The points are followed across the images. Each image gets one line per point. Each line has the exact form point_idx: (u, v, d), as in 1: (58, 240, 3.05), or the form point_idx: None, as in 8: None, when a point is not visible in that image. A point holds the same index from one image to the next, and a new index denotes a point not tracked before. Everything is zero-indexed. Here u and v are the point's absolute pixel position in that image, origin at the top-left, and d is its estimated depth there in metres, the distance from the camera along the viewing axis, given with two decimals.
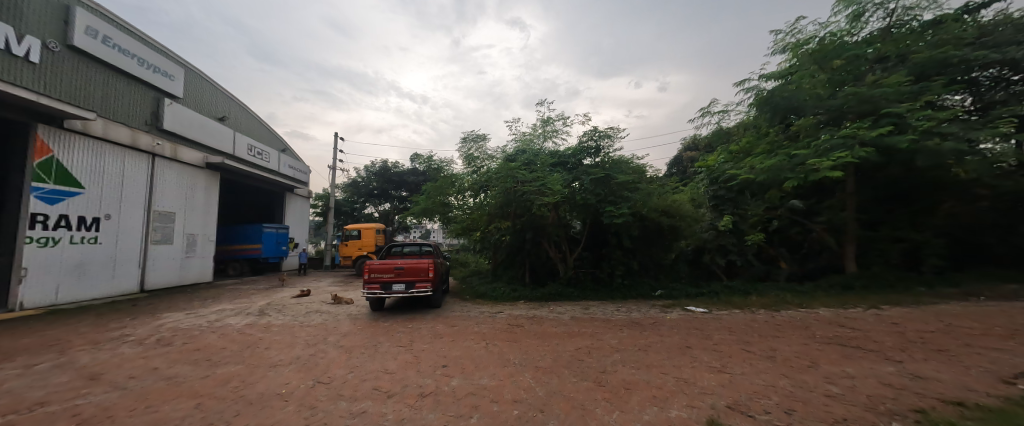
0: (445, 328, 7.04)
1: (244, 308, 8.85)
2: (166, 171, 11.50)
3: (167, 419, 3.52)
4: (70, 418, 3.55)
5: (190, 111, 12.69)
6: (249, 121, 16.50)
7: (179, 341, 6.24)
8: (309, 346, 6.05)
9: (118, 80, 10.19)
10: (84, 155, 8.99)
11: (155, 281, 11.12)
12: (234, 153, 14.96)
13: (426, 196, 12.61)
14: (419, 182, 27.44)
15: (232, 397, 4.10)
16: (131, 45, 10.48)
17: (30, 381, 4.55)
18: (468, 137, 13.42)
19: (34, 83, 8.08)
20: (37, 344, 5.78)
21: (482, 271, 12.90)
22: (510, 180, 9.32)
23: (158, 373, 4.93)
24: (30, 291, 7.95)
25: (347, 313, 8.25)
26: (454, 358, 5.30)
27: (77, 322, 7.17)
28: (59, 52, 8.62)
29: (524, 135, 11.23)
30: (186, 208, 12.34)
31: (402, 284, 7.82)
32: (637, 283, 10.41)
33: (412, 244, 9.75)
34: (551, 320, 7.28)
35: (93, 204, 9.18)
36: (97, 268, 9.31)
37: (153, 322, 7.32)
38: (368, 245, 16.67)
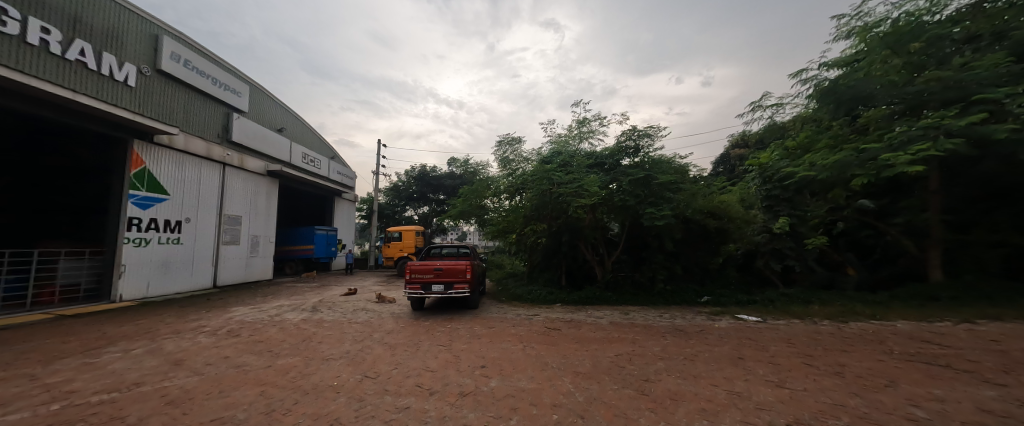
0: (483, 329, 7.14)
1: (300, 304, 9.59)
2: (234, 178, 12.74)
3: (237, 404, 3.89)
4: (160, 398, 4.03)
5: (254, 123, 13.97)
6: (303, 132, 17.87)
7: (246, 333, 6.88)
8: (357, 342, 6.41)
9: (197, 99, 11.50)
10: (170, 165, 10.22)
11: (225, 278, 12.34)
12: (290, 161, 16.23)
13: (462, 199, 13.00)
14: (456, 185, 28.22)
15: (291, 386, 4.44)
16: (206, 67, 11.77)
17: (128, 364, 5.23)
18: (503, 140, 13.63)
19: (130, 103, 9.34)
20: (134, 331, 6.65)
21: (518, 273, 12.95)
22: (546, 182, 9.31)
23: (229, 361, 5.46)
24: (128, 285, 9.18)
25: (391, 312, 8.65)
26: (492, 359, 5.37)
27: (164, 313, 8.14)
28: (151, 76, 9.92)
29: (561, 137, 11.18)
30: (251, 212, 13.58)
31: (441, 284, 8.04)
32: (681, 289, 9.90)
33: (451, 246, 10.02)
34: (589, 325, 7.12)
35: (176, 208, 10.40)
36: (179, 265, 10.52)
37: (224, 315, 8.14)
38: (409, 247, 17.36)
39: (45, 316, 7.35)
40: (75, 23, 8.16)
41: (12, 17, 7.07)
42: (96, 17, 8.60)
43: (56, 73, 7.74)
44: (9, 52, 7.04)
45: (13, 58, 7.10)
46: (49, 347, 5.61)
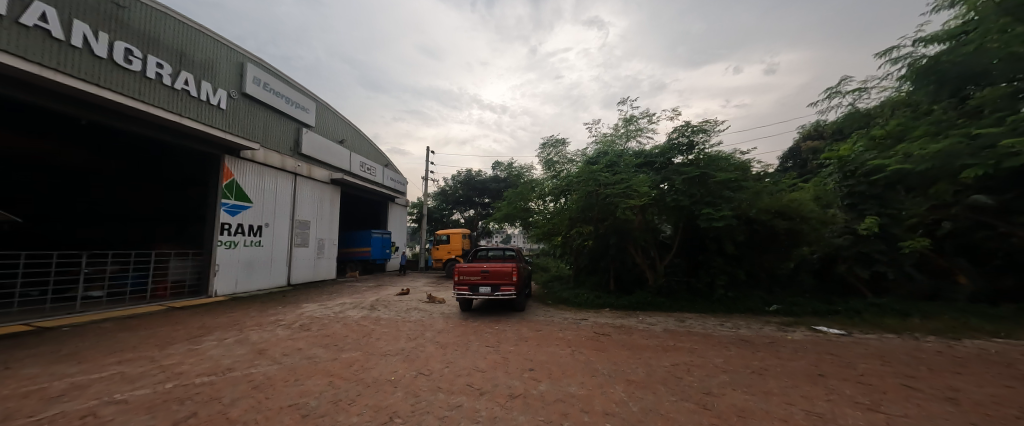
0: (530, 332, 7.14)
1: (360, 302, 10.34)
2: (304, 187, 14.09)
3: (310, 392, 4.28)
4: (248, 383, 4.58)
5: (320, 137, 15.38)
6: (361, 142, 19.29)
7: (315, 327, 7.56)
8: (411, 340, 6.76)
9: (275, 117, 12.95)
10: (252, 177, 11.60)
11: (296, 277, 13.65)
12: (350, 170, 17.58)
13: (507, 202, 13.31)
14: (500, 189, 28.71)
15: (355, 379, 4.80)
16: (281, 88, 13.23)
17: (221, 351, 6.00)
18: (547, 143, 13.62)
19: (221, 123, 10.78)
20: (226, 323, 7.62)
21: (564, 277, 12.73)
22: (593, 184, 9.11)
23: (301, 353, 6.03)
24: (220, 282, 10.53)
25: (441, 312, 8.99)
26: (540, 362, 5.35)
27: (249, 307, 9.21)
28: (238, 99, 11.40)
29: (607, 136, 10.89)
30: (317, 217, 14.93)
31: (488, 286, 8.19)
32: (744, 296, 9.10)
33: (496, 248, 10.13)
34: (642, 331, 6.80)
35: (258, 215, 11.74)
36: (260, 265, 11.86)
37: (296, 310, 9.03)
38: (457, 249, 17.94)
39: (160, 308, 8.68)
40: (181, 57, 9.64)
41: (138, 57, 8.55)
42: (196, 51, 10.09)
43: (166, 100, 9.18)
44: (135, 86, 8.50)
45: (137, 90, 8.55)
46: (163, 334, 6.62)
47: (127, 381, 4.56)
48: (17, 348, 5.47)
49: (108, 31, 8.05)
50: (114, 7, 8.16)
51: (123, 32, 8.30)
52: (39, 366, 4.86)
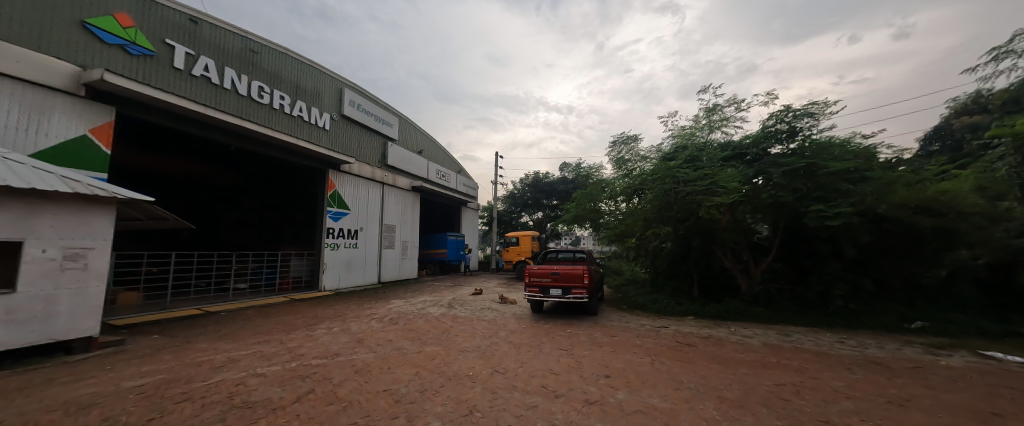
0: (604, 337, 6.88)
1: (438, 300, 11.10)
2: (390, 195, 15.67)
3: (400, 380, 4.73)
4: (351, 367, 5.25)
5: (403, 148, 16.96)
6: (438, 152, 20.75)
7: (402, 321, 8.34)
8: (486, 338, 7.04)
9: (367, 133, 14.70)
10: (349, 187, 13.27)
11: (385, 276, 15.20)
12: (428, 178, 19.02)
13: (576, 203, 13.11)
14: (569, 190, 28.39)
15: (438, 371, 5.17)
16: (371, 107, 14.98)
17: (330, 338, 6.99)
18: (617, 140, 13.06)
19: (326, 142, 12.61)
20: (332, 314, 8.83)
21: (639, 281, 11.96)
22: (672, 181, 8.47)
23: (391, 344, 6.70)
24: (327, 278, 12.20)
25: (513, 312, 9.21)
26: (617, 369, 5.12)
27: (349, 301, 10.54)
28: (338, 120, 13.23)
29: (685, 129, 10.05)
30: (401, 222, 16.46)
31: (559, 288, 8.09)
32: (873, 309, 7.51)
33: (566, 250, 9.99)
34: (734, 344, 6.07)
35: (354, 220, 13.38)
36: (356, 264, 13.47)
37: (386, 305, 10.06)
38: (526, 251, 18.19)
39: (284, 299, 10.43)
40: (296, 89, 11.57)
41: (266, 92, 10.50)
42: (308, 82, 12.00)
43: (285, 126, 11.10)
44: (264, 115, 10.44)
45: (266, 119, 10.48)
46: (288, 321, 7.94)
47: (264, 358, 5.58)
48: (194, 327, 7.08)
49: (248, 73, 10.05)
50: (250, 53, 10.16)
51: (257, 73, 10.29)
52: (207, 341, 6.22)
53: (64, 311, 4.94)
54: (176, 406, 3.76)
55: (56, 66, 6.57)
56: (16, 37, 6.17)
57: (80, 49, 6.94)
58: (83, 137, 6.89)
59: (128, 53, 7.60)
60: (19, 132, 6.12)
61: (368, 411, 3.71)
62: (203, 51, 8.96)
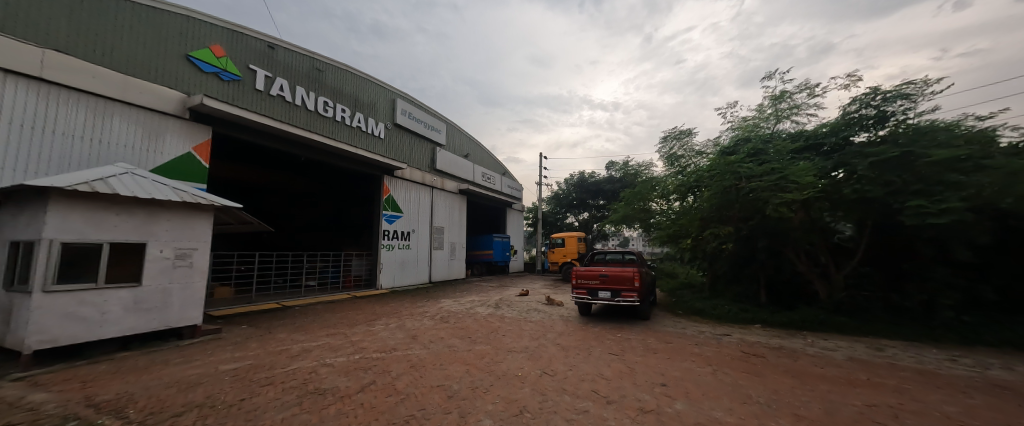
0: (659, 343, 6.53)
1: (486, 300, 11.33)
2: (438, 198, 16.33)
3: (452, 376, 4.89)
4: (407, 362, 5.54)
5: (450, 153, 17.59)
6: (483, 155, 21.24)
7: (452, 320, 8.63)
8: (534, 340, 7.04)
9: (418, 140, 15.50)
10: (402, 191, 14.07)
11: (435, 276, 15.83)
12: (474, 180, 19.52)
13: (625, 203, 12.71)
14: (616, 189, 27.45)
15: (488, 370, 5.27)
16: (421, 115, 15.76)
17: (388, 333, 7.45)
18: (669, 135, 12.38)
19: (381, 149, 13.50)
20: (389, 311, 9.39)
21: (697, 285, 11.17)
22: (733, 177, 7.87)
23: (443, 342, 6.96)
24: (383, 277, 13.01)
25: (560, 314, 9.10)
26: (674, 378, 4.84)
27: (403, 300, 11.16)
28: (391, 129, 14.11)
29: (747, 120, 9.26)
30: (449, 224, 17.06)
31: (608, 291, 7.84)
32: (996, 323, 6.27)
33: (615, 251, 9.66)
34: (812, 357, 5.44)
35: (406, 222, 14.12)
36: (408, 264, 14.20)
37: (437, 304, 10.48)
38: (573, 252, 17.89)
39: (346, 296, 11.31)
40: (356, 102, 12.55)
41: (330, 106, 11.52)
42: (365, 95, 12.97)
43: (347, 136, 12.09)
44: (328, 128, 11.47)
45: (330, 131, 11.50)
46: (350, 317, 8.59)
47: (331, 350, 6.09)
48: (273, 319, 7.93)
49: (315, 90, 11.12)
50: (317, 72, 11.23)
51: (322, 89, 11.33)
52: (285, 332, 6.94)
53: (176, 302, 5.82)
54: (261, 389, 4.24)
55: (168, 94, 7.76)
56: (140, 72, 7.43)
57: (186, 79, 8.15)
58: (188, 154, 8.07)
59: (220, 79, 8.79)
60: (143, 152, 7.35)
61: (423, 404, 3.88)
62: (278, 73, 10.07)
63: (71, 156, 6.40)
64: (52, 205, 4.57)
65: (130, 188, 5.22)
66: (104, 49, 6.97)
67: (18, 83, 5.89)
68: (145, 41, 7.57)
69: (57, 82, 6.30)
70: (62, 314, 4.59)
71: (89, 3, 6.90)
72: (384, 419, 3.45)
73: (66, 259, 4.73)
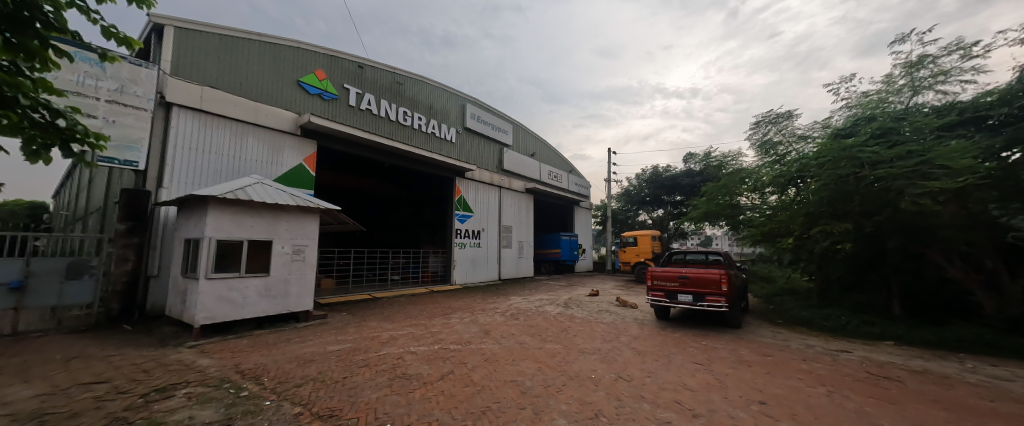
0: (753, 355, 5.78)
1: (555, 299, 11.28)
2: (506, 197, 16.74)
3: (524, 373, 4.94)
4: (482, 355, 5.78)
5: (517, 153, 17.85)
6: (550, 153, 21.13)
7: (522, 317, 8.75)
8: (606, 342, 6.78)
9: (486, 142, 16.05)
10: (472, 192, 14.75)
11: (504, 273, 16.27)
12: (540, 179, 19.54)
13: (708, 198, 11.71)
14: (695, 184, 25.04)
15: (560, 369, 5.23)
16: (488, 117, 16.30)
17: (463, 327, 7.85)
18: (762, 120, 10.90)
19: (453, 153, 14.30)
20: (462, 306, 9.90)
21: (801, 291, 9.64)
22: (853, 165, 6.64)
23: (514, 338, 7.10)
24: (456, 273, 13.77)
25: (635, 317, 8.62)
26: (774, 396, 4.23)
27: (476, 295, 11.68)
28: (462, 133, 14.86)
29: (869, 95, 7.70)
30: (517, 223, 17.38)
31: (689, 294, 7.19)
32: None
33: (696, 251, 8.80)
34: (972, 386, 4.30)
35: (476, 221, 14.74)
36: (479, 261, 14.83)
37: (507, 301, 10.76)
38: (646, 252, 16.83)
39: (424, 290, 12.22)
40: (430, 110, 13.49)
41: (409, 115, 12.55)
42: (439, 103, 13.85)
43: (424, 143, 13.07)
44: (408, 136, 12.52)
45: (409, 138, 12.54)
46: (429, 309, 9.27)
47: (414, 339, 6.63)
48: (366, 309, 8.91)
49: (396, 102, 12.23)
50: (397, 85, 12.33)
51: (401, 101, 12.40)
52: (376, 321, 7.76)
53: (293, 291, 6.86)
54: (358, 369, 4.79)
55: (285, 116, 9.23)
56: (266, 99, 8.97)
57: (299, 102, 9.63)
58: (299, 165, 9.49)
59: (323, 99, 10.18)
60: (268, 165, 8.86)
61: (498, 398, 3.99)
62: (367, 89, 11.30)
63: (220, 172, 8.03)
64: (210, 210, 5.79)
65: (259, 194, 6.33)
66: (242, 83, 8.58)
67: (186, 116, 7.57)
68: (269, 72, 9.11)
69: (211, 112, 7.94)
70: (217, 298, 5.80)
71: (231, 46, 8.54)
72: (463, 408, 3.63)
73: (219, 254, 5.94)
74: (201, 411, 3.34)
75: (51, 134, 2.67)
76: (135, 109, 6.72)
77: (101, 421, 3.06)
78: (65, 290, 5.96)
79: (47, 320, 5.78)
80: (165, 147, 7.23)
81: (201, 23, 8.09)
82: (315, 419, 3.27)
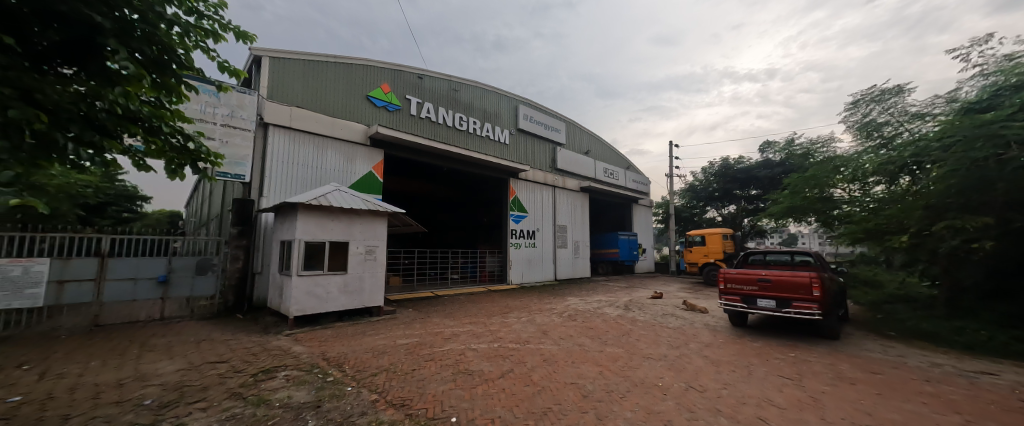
0: (857, 372, 4.96)
1: (614, 301, 10.85)
2: (561, 197, 16.56)
3: (585, 376, 4.81)
4: (541, 356, 5.75)
5: (570, 151, 17.53)
6: (606, 150, 20.39)
7: (580, 319, 8.54)
8: (673, 348, 6.33)
9: (539, 142, 16.02)
10: (526, 192, 14.84)
11: (560, 274, 16.08)
12: (595, 177, 18.97)
13: (793, 191, 10.54)
14: (774, 176, 22.39)
15: (623, 374, 5.00)
16: (540, 116, 16.24)
17: (520, 326, 7.91)
18: (863, 98, 9.32)
19: (507, 154, 14.52)
20: (519, 306, 9.98)
21: (921, 299, 8.05)
22: (994, 145, 5.38)
23: (572, 340, 6.97)
24: (513, 273, 13.94)
25: (705, 323, 7.94)
26: (889, 422, 3.58)
27: (532, 295, 11.72)
28: (514, 134, 15.02)
29: (1016, 58, 6.18)
30: (573, 222, 17.08)
31: (771, 300, 6.42)
32: None
33: (779, 251, 7.84)
34: None
35: (530, 221, 14.79)
36: (534, 261, 14.85)
37: (564, 301, 10.60)
38: (717, 252, 15.44)
39: (482, 289, 12.58)
40: (484, 113, 13.84)
41: (464, 120, 13.02)
42: (492, 107, 14.16)
43: (478, 146, 13.46)
44: (464, 140, 13.00)
45: (465, 142, 13.01)
46: (488, 308, 9.50)
47: (475, 336, 6.84)
48: (429, 306, 9.42)
49: (452, 108, 12.75)
50: (452, 92, 12.85)
51: (457, 106, 12.90)
52: (439, 317, 8.16)
53: (367, 287, 7.49)
54: (425, 363, 5.07)
55: (356, 128, 10.14)
56: (340, 114, 9.93)
57: (368, 115, 10.51)
58: (369, 172, 10.36)
59: (388, 111, 11.00)
60: (343, 174, 9.79)
61: (559, 399, 3.94)
62: (426, 98, 11.96)
63: (306, 180, 9.10)
64: (299, 215, 6.58)
65: (337, 200, 7.03)
66: (321, 102, 9.61)
67: (279, 133, 8.70)
68: (342, 90, 10.07)
69: (298, 129, 9.02)
70: (305, 292, 6.58)
71: (312, 69, 9.62)
72: (524, 407, 3.65)
73: (307, 254, 6.72)
74: (297, 392, 3.80)
75: (184, 155, 3.26)
76: (242, 130, 7.95)
77: (224, 395, 3.63)
78: (195, 283, 7.26)
79: (184, 308, 7.11)
80: (264, 161, 8.38)
81: (289, 52, 9.24)
82: (389, 406, 3.52)
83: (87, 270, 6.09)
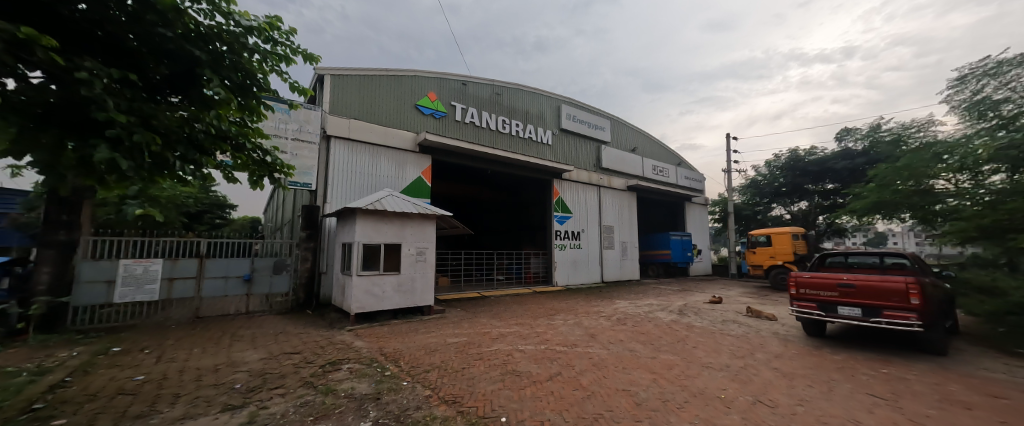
0: (972, 395, 4.20)
1: (667, 305, 10.27)
2: (606, 196, 16.08)
3: (637, 383, 4.60)
4: (589, 359, 5.62)
5: (615, 149, 16.95)
6: (654, 146, 19.42)
7: (630, 323, 8.19)
8: (737, 358, 5.82)
9: (582, 141, 15.71)
10: (570, 193, 14.61)
11: (607, 275, 15.59)
12: (643, 175, 18.15)
13: (883, 185, 9.16)
14: (855, 167, 19.78)
15: (679, 384, 4.69)
16: (583, 115, 15.93)
17: (568, 329, 7.80)
18: (973, 73, 7.90)
19: (549, 155, 14.44)
20: (566, 308, 9.84)
21: None
22: None
23: (623, 344, 6.71)
24: (557, 275, 13.80)
25: (774, 331, 7.21)
26: None
27: (579, 298, 11.49)
28: (557, 134, 14.89)
29: None
30: (620, 222, 16.49)
31: (855, 307, 5.67)
32: None
33: (865, 253, 6.90)
34: None
35: (575, 222, 14.53)
36: (579, 263, 14.58)
37: (612, 305, 10.24)
38: (785, 254, 13.98)
39: (527, 290, 12.60)
40: (526, 115, 13.89)
41: (507, 123, 13.18)
42: (534, 108, 14.17)
43: (521, 148, 13.54)
44: (506, 143, 13.16)
45: (508, 145, 13.17)
46: (534, 309, 9.49)
47: (521, 337, 6.87)
48: (476, 306, 9.64)
49: (495, 111, 12.97)
50: (494, 96, 13.07)
51: (500, 110, 13.10)
52: (486, 318, 8.31)
53: (418, 287, 7.85)
54: (474, 362, 5.18)
55: (406, 135, 10.70)
56: (392, 124, 10.55)
57: (416, 123, 11.05)
58: (418, 177, 10.87)
59: (434, 118, 11.47)
60: (395, 179, 10.38)
61: (611, 406, 3.81)
62: (470, 103, 12.29)
63: (363, 187, 9.79)
64: (358, 219, 7.10)
65: (391, 204, 7.47)
66: (375, 113, 10.29)
67: (339, 144, 9.46)
68: (393, 101, 10.70)
69: (355, 139, 9.74)
70: (364, 291, 7.06)
71: (367, 83, 10.33)
72: (574, 412, 3.57)
73: (365, 255, 7.21)
74: (360, 384, 4.08)
75: (263, 168, 3.66)
76: (309, 143, 8.77)
77: (298, 383, 4.01)
78: (273, 281, 8.12)
79: (264, 304, 7.99)
80: (327, 170, 9.17)
81: (347, 69, 10.02)
82: (442, 402, 3.64)
83: (190, 269, 7.08)
